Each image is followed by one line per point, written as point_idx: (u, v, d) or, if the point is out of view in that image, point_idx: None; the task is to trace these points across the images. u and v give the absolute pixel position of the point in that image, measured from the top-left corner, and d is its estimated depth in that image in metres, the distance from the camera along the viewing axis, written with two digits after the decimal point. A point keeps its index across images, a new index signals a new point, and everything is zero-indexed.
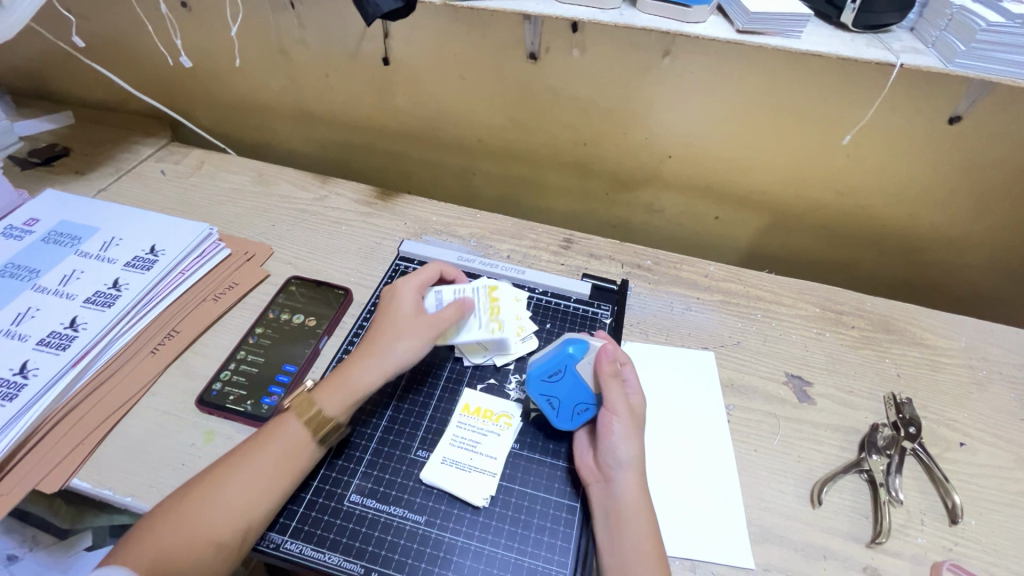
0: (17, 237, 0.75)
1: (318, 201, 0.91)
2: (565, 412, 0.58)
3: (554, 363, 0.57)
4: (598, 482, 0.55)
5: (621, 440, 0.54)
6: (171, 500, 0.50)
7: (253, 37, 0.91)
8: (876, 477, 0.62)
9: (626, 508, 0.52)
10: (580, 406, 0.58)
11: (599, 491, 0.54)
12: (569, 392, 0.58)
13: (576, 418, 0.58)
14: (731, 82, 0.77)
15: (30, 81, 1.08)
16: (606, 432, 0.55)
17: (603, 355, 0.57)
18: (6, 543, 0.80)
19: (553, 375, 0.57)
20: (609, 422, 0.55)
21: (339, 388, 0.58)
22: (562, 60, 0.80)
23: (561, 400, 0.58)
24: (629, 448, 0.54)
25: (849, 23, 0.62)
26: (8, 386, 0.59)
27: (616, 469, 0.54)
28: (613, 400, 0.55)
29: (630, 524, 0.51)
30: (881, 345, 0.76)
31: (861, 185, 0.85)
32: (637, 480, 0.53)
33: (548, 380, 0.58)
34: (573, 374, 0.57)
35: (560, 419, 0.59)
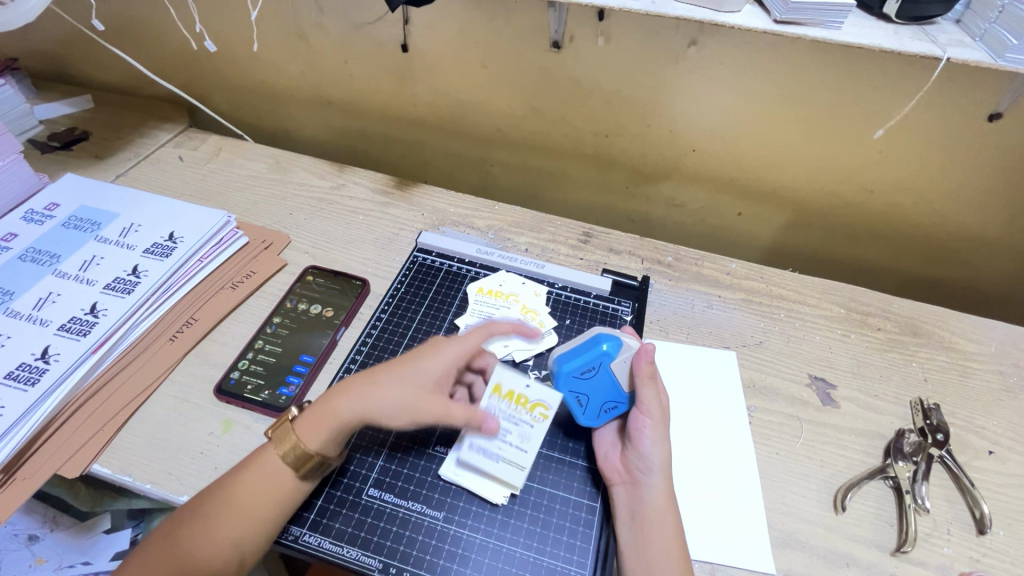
0: (38, 221, 0.75)
1: (335, 190, 0.90)
2: (592, 409, 0.57)
3: (588, 361, 0.55)
4: (625, 483, 0.54)
5: (653, 444, 0.53)
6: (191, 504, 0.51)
7: (272, 22, 0.89)
8: (901, 484, 0.60)
9: (654, 511, 0.52)
10: (609, 403, 0.57)
11: (625, 492, 0.54)
12: (600, 391, 0.56)
13: (602, 415, 0.57)
14: (763, 74, 0.74)
15: (49, 64, 1.08)
16: (639, 435, 0.54)
17: (642, 356, 0.54)
18: (28, 523, 0.82)
19: (586, 373, 0.56)
20: (641, 425, 0.54)
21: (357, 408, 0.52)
22: (587, 49, 0.78)
23: (590, 398, 0.57)
24: (660, 452, 0.53)
25: (893, 14, 0.59)
26: (29, 371, 0.59)
27: (646, 473, 0.53)
28: (648, 404, 0.54)
29: (657, 527, 0.51)
30: (908, 349, 0.75)
31: (892, 183, 0.83)
32: (666, 484, 0.53)
33: (580, 377, 0.56)
34: (607, 373, 0.56)
35: (586, 416, 0.57)
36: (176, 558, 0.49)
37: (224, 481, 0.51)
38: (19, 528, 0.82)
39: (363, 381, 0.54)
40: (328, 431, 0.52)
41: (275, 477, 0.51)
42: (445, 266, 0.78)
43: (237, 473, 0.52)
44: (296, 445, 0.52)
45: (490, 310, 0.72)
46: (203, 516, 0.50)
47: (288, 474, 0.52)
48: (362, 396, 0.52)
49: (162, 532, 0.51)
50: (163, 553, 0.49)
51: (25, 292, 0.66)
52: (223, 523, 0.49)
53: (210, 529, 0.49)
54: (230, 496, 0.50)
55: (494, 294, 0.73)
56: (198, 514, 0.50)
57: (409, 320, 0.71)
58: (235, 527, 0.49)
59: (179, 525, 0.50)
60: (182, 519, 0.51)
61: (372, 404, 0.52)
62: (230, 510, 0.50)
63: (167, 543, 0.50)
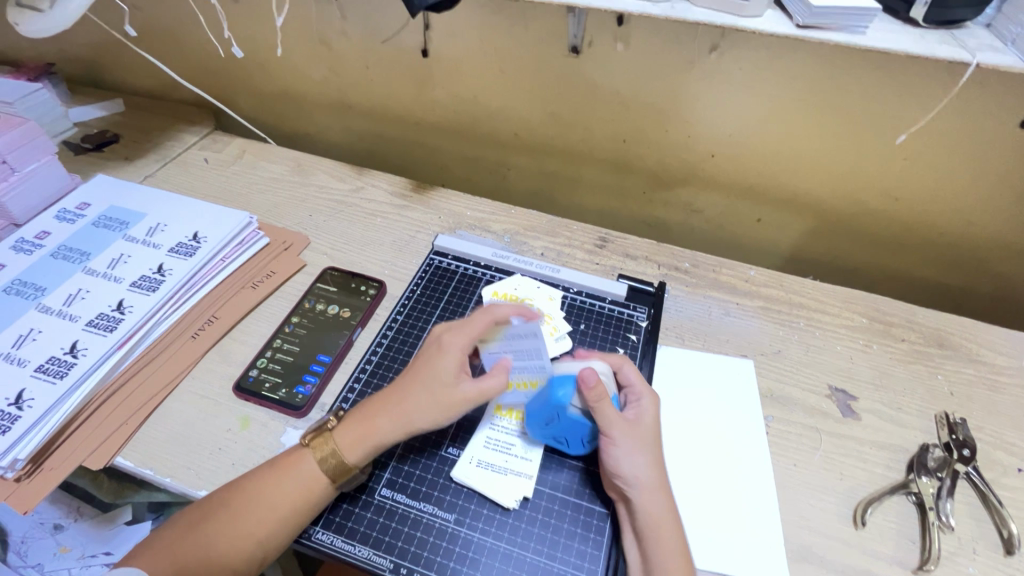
0: (70, 220, 0.77)
1: (354, 193, 0.91)
2: (576, 444, 0.57)
3: (548, 407, 0.55)
4: (620, 500, 0.54)
5: (623, 461, 0.52)
6: (217, 499, 0.52)
7: (296, 28, 0.91)
8: (925, 501, 0.58)
9: (645, 525, 0.51)
10: (587, 438, 0.56)
11: (623, 508, 0.53)
12: (572, 431, 0.56)
13: (591, 447, 0.57)
14: (785, 81, 0.74)
15: (83, 68, 1.11)
16: (608, 454, 0.53)
17: (582, 384, 0.53)
18: (54, 512, 0.86)
19: (551, 418, 0.56)
20: (607, 444, 0.53)
21: (396, 422, 0.54)
22: (606, 54, 0.78)
23: (567, 436, 0.56)
24: (635, 467, 0.52)
25: (920, 18, 0.58)
26: (58, 365, 0.61)
27: (627, 488, 0.52)
28: (606, 425, 0.53)
29: (653, 546, 0.50)
30: (933, 360, 0.73)
31: (919, 190, 0.81)
32: (654, 498, 0.52)
33: (549, 425, 0.56)
34: (567, 415, 0.55)
35: (574, 448, 0.57)
36: (194, 547, 0.50)
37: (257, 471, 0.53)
38: (45, 517, 0.86)
39: (408, 402, 0.54)
40: (369, 448, 0.54)
41: (307, 482, 0.52)
42: (460, 269, 0.78)
43: (268, 471, 0.53)
44: (333, 454, 0.53)
45: None
46: (229, 516, 0.51)
47: (321, 479, 0.53)
48: (401, 410, 0.54)
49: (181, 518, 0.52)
50: (183, 538, 0.50)
51: (56, 288, 0.69)
52: (249, 514, 0.51)
53: (237, 521, 0.50)
54: (258, 492, 0.51)
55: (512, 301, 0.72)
56: (223, 513, 0.51)
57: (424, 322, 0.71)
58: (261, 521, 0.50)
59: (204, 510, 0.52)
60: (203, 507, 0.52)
61: (413, 423, 0.54)
62: (258, 506, 0.51)
63: (187, 529, 0.51)
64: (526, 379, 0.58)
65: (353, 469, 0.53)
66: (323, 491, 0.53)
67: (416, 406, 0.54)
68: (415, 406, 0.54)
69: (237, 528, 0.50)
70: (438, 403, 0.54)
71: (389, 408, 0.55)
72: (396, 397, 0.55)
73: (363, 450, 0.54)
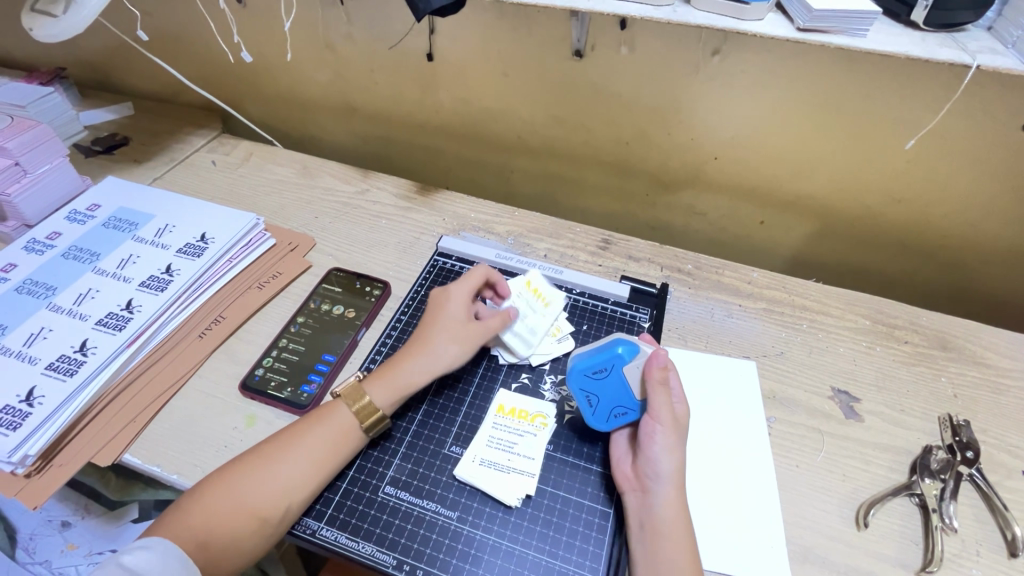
0: (81, 221, 0.79)
1: (360, 195, 0.92)
2: (601, 413, 0.58)
3: (602, 363, 0.56)
4: (634, 491, 0.54)
5: (661, 450, 0.53)
6: (251, 451, 0.55)
7: (304, 33, 0.93)
8: (928, 503, 0.58)
9: (662, 520, 0.51)
10: (618, 408, 0.57)
11: (634, 500, 0.53)
12: (610, 396, 0.57)
13: (613, 420, 0.58)
14: (787, 84, 0.74)
15: (94, 72, 1.13)
16: (648, 441, 0.54)
17: (654, 361, 0.55)
18: (61, 510, 0.86)
19: (598, 374, 0.56)
20: (650, 430, 0.54)
21: (423, 363, 0.61)
22: (609, 58, 0.79)
23: (600, 400, 0.57)
24: (669, 459, 0.53)
25: (921, 21, 0.59)
26: (68, 363, 0.62)
27: (654, 480, 0.52)
28: (657, 409, 0.54)
29: (665, 540, 0.50)
30: (936, 363, 0.72)
31: (923, 192, 0.81)
32: (674, 494, 0.52)
33: (594, 376, 0.56)
34: (617, 379, 0.56)
35: (595, 419, 0.58)
36: (231, 498, 0.51)
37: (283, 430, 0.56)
38: (52, 514, 0.86)
39: (431, 346, 0.62)
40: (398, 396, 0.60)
41: (342, 428, 0.57)
42: (464, 270, 0.79)
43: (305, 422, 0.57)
44: (368, 403, 0.58)
45: None
46: (265, 463, 0.53)
47: (354, 428, 0.57)
48: (426, 353, 0.62)
49: (215, 475, 0.53)
50: (216, 488, 0.52)
51: (66, 288, 0.70)
52: (284, 465, 0.53)
53: (273, 467, 0.53)
54: (295, 442, 0.55)
55: None
56: (259, 459, 0.53)
57: None
58: (297, 470, 0.53)
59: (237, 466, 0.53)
60: (239, 461, 0.54)
61: (439, 364, 0.62)
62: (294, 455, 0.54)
63: (221, 485, 0.52)
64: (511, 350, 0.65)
65: (381, 412, 0.58)
66: (356, 439, 0.57)
67: (440, 346, 0.62)
68: (438, 349, 0.62)
69: (271, 482, 0.52)
70: (459, 343, 0.62)
71: (413, 353, 0.62)
72: (418, 343, 0.63)
73: (396, 393, 0.60)
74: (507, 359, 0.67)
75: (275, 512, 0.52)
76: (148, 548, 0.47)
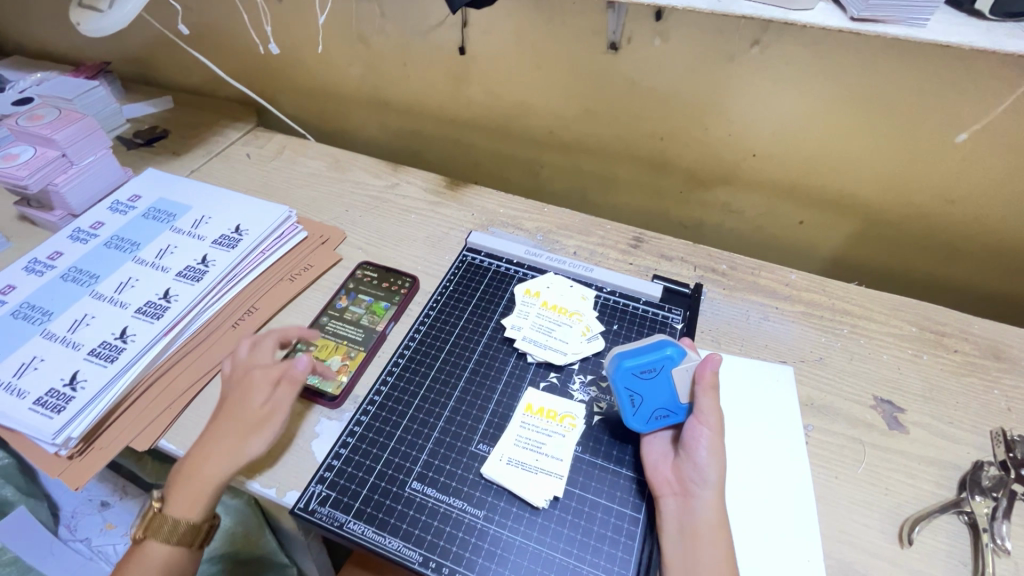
0: (122, 211, 0.81)
1: (389, 189, 0.92)
2: (643, 414, 0.56)
3: (652, 361, 0.55)
4: (674, 495, 0.53)
5: (707, 455, 0.52)
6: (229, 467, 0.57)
7: (337, 27, 0.93)
8: (978, 522, 0.55)
9: (704, 526, 0.50)
10: (661, 411, 0.56)
11: (673, 504, 0.52)
12: (655, 394, 0.55)
13: (654, 422, 0.56)
14: (834, 77, 0.71)
15: (136, 66, 1.16)
16: (694, 445, 0.53)
17: (704, 365, 0.55)
18: (102, 490, 0.93)
19: (646, 373, 0.55)
20: (697, 434, 0.53)
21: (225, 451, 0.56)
22: (645, 51, 0.77)
23: (644, 399, 0.55)
24: (715, 463, 0.52)
25: (986, 10, 0.55)
26: (109, 349, 0.64)
27: (699, 485, 0.52)
28: (706, 412, 0.54)
29: (708, 545, 0.49)
30: (989, 374, 0.68)
31: (977, 193, 0.76)
32: (717, 499, 0.51)
33: (640, 375, 0.55)
34: (666, 377, 0.55)
35: (635, 419, 0.56)
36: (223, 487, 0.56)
37: (214, 455, 0.55)
38: (94, 494, 0.93)
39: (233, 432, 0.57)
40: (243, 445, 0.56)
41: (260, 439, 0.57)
42: (493, 266, 0.78)
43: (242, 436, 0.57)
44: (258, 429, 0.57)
45: (551, 324, 0.69)
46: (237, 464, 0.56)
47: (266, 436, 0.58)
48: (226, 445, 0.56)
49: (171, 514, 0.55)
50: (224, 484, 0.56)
51: (107, 276, 0.72)
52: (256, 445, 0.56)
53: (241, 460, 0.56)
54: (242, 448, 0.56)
55: (556, 310, 0.70)
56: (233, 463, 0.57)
57: (456, 318, 0.71)
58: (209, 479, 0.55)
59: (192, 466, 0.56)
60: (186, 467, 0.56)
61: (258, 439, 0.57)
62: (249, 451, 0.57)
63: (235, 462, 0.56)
64: (555, 410, 0.61)
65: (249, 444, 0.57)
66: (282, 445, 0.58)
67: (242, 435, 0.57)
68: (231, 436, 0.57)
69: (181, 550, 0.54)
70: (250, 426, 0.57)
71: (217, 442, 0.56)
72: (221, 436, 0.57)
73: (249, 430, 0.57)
74: (533, 358, 0.66)
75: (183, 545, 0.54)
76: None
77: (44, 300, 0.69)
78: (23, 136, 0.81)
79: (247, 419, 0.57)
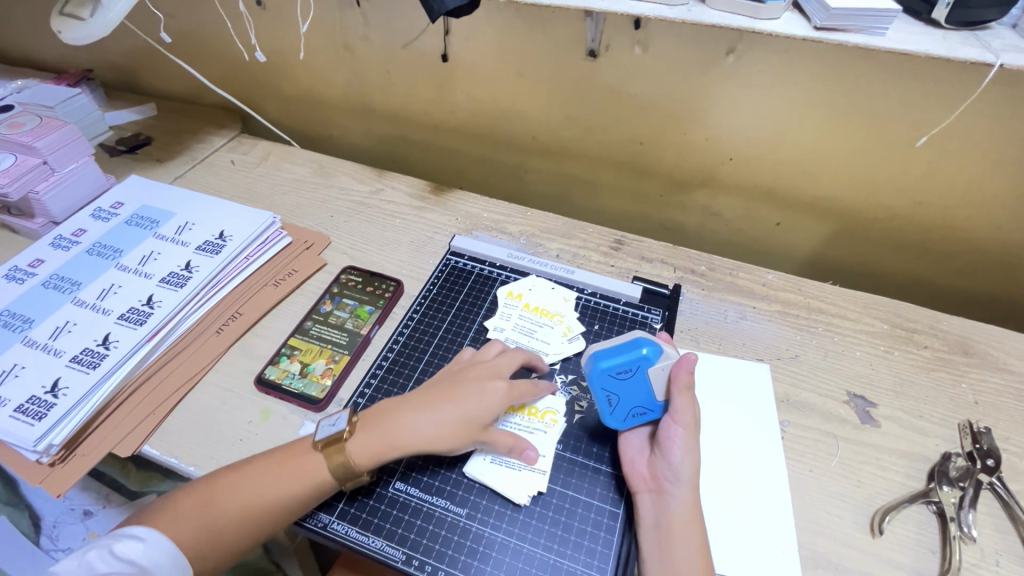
0: (105, 218, 0.81)
1: (374, 195, 0.93)
2: (621, 412, 0.57)
3: (628, 362, 0.55)
4: (650, 491, 0.54)
5: (681, 454, 0.53)
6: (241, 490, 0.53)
7: (321, 34, 0.94)
8: (946, 511, 0.57)
9: (678, 521, 0.51)
10: (637, 409, 0.57)
11: (649, 500, 0.54)
12: (632, 393, 0.56)
13: (631, 419, 0.58)
14: (804, 84, 0.73)
15: (120, 74, 1.16)
16: (669, 445, 0.54)
17: (681, 366, 0.55)
18: (84, 500, 0.89)
19: (623, 374, 0.55)
20: (671, 433, 0.54)
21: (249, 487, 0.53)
22: (623, 58, 0.79)
23: (621, 398, 0.56)
24: (689, 462, 0.53)
25: (942, 19, 0.58)
26: (91, 356, 0.64)
27: (673, 483, 0.53)
28: (680, 412, 0.55)
29: (682, 540, 0.51)
30: (958, 369, 0.71)
31: (944, 194, 0.79)
32: (691, 496, 0.53)
33: (617, 376, 0.55)
34: (642, 376, 0.55)
35: (613, 418, 0.58)
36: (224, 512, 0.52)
37: (271, 479, 0.53)
38: (75, 503, 0.89)
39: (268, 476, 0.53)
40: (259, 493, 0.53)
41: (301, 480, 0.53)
42: (476, 269, 0.79)
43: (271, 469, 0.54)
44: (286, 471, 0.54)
45: (533, 325, 0.70)
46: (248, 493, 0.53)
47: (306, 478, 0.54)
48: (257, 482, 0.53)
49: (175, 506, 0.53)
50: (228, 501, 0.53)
51: (89, 283, 0.72)
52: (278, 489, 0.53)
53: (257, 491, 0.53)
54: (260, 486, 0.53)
55: (538, 312, 0.72)
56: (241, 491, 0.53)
57: (440, 321, 0.72)
58: (314, 474, 0.54)
59: (297, 453, 0.55)
60: (287, 452, 0.55)
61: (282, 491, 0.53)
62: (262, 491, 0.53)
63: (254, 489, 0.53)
64: (538, 408, 0.62)
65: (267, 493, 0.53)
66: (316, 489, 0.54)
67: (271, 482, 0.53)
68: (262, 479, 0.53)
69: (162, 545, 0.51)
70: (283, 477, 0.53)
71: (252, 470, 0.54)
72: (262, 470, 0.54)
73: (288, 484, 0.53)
74: None
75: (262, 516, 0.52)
76: (141, 540, 0.50)
77: (25, 308, 0.69)
78: (4, 144, 0.81)
79: (292, 471, 0.54)
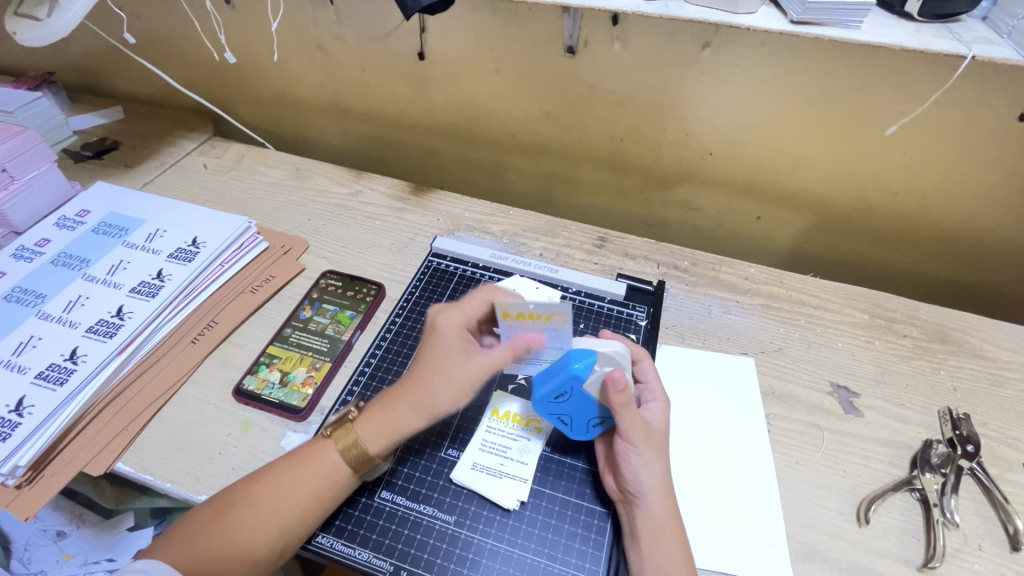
0: (70, 227, 0.78)
1: (353, 196, 0.91)
2: (579, 426, 0.56)
3: (559, 387, 0.52)
4: (622, 504, 0.53)
5: (639, 468, 0.51)
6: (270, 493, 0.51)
7: (293, 33, 0.92)
8: (929, 497, 0.58)
9: (649, 531, 0.50)
10: (593, 420, 0.55)
11: (624, 512, 0.53)
12: (578, 410, 0.54)
13: (592, 429, 0.56)
14: (781, 78, 0.74)
15: (83, 76, 1.12)
16: (624, 461, 0.52)
17: (608, 385, 0.50)
18: (56, 520, 0.87)
19: (560, 397, 0.53)
20: (625, 450, 0.52)
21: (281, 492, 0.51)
22: (602, 54, 0.78)
23: (570, 416, 0.55)
24: (649, 475, 0.51)
25: (915, 12, 0.58)
26: (58, 371, 0.61)
27: (637, 497, 0.51)
28: (628, 430, 0.51)
29: (656, 549, 0.49)
30: (936, 356, 0.72)
31: (919, 184, 0.80)
32: (660, 504, 0.51)
33: (556, 400, 0.54)
34: (579, 396, 0.52)
35: (575, 432, 0.57)
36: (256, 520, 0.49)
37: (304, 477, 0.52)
38: (47, 523, 0.87)
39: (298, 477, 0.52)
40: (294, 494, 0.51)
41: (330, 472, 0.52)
42: (459, 270, 0.78)
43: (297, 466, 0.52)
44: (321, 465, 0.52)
45: None
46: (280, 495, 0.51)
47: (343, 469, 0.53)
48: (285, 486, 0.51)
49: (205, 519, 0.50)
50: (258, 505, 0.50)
51: (55, 295, 0.69)
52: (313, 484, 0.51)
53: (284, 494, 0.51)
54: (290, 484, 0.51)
55: None
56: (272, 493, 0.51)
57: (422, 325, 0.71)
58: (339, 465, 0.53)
59: (317, 448, 0.53)
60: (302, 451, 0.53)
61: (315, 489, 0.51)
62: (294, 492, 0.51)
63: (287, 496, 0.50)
64: (521, 415, 0.61)
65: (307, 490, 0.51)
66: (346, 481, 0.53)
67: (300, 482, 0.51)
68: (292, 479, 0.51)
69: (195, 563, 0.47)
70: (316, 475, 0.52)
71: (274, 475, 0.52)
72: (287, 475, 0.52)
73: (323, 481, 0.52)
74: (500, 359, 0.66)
75: (290, 518, 0.50)
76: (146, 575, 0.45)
77: None
78: None
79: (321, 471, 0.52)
